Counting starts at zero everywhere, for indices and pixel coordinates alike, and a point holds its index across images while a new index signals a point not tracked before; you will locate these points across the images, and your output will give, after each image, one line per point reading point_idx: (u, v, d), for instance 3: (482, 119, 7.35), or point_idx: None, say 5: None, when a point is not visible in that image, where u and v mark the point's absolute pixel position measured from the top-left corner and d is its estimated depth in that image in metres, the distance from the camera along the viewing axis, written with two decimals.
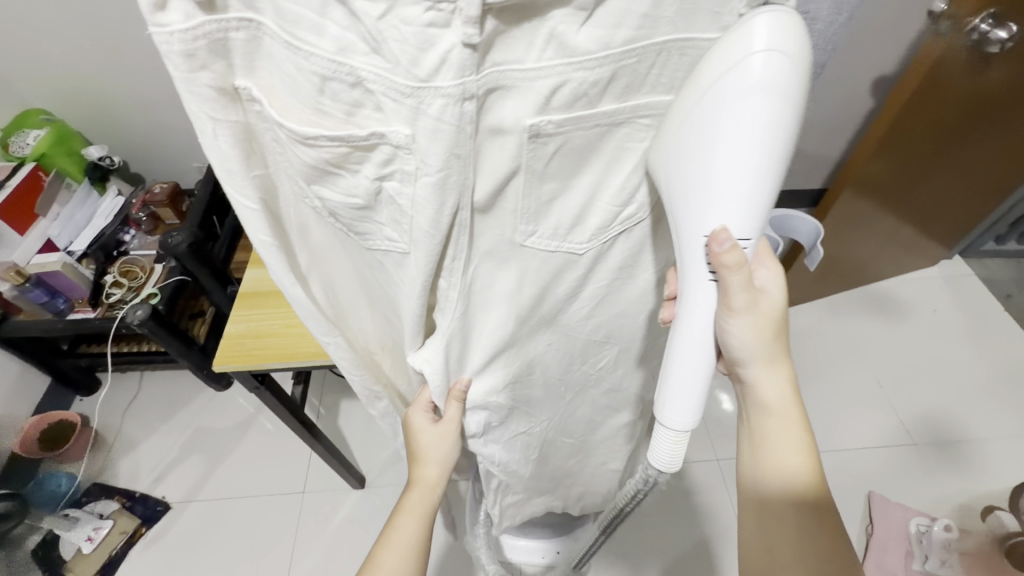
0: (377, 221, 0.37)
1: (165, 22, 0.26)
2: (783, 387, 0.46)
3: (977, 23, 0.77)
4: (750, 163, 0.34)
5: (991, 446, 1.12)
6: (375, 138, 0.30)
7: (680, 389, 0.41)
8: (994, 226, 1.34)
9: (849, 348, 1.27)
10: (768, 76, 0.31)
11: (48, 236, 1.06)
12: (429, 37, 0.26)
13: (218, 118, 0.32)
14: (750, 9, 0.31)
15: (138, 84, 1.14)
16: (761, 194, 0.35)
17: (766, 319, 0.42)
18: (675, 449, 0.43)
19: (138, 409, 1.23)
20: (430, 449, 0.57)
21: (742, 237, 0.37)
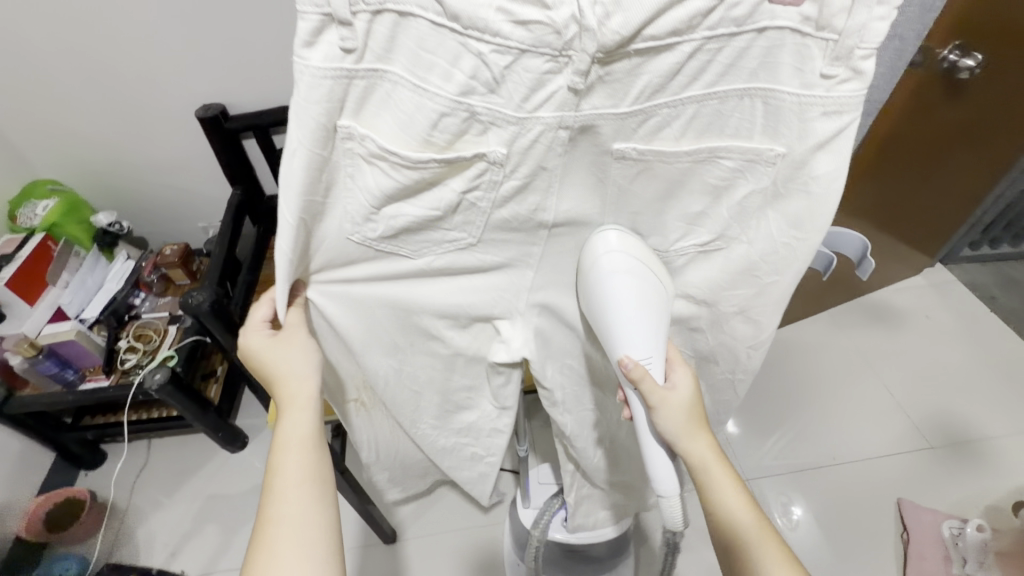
0: (441, 227, 0.39)
1: (307, 57, 0.29)
2: (710, 456, 0.46)
3: (946, 54, 0.86)
4: (632, 316, 0.41)
5: (1003, 444, 1.16)
6: (477, 156, 0.33)
7: (658, 470, 0.47)
8: (969, 235, 1.44)
9: (857, 358, 1.31)
10: (626, 262, 0.41)
11: (59, 304, 1.04)
12: (544, 82, 0.30)
13: (311, 148, 0.32)
14: (831, 68, 0.31)
15: (146, 150, 1.15)
16: (652, 335, 0.42)
17: (684, 412, 0.45)
18: (676, 508, 0.46)
19: (148, 479, 1.17)
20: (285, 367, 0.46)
21: (644, 359, 0.42)
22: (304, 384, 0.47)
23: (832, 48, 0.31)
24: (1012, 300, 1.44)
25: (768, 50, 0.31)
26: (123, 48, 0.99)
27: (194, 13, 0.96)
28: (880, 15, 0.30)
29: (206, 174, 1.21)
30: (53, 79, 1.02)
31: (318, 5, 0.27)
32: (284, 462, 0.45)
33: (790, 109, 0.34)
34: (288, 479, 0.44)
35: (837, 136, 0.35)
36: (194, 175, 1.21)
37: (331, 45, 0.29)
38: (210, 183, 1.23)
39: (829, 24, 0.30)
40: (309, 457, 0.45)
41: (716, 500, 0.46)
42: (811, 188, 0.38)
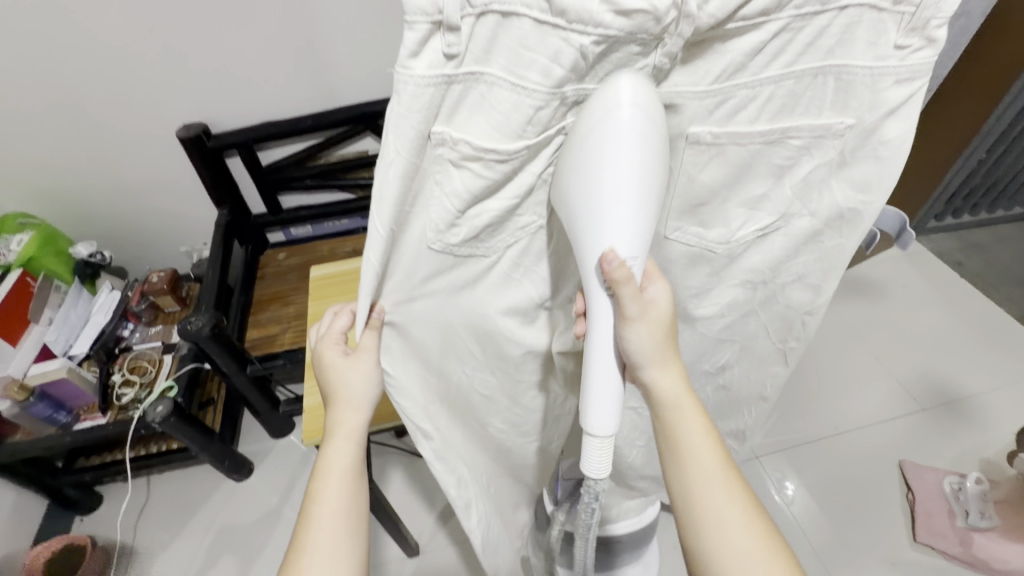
0: (515, 217, 0.38)
1: (411, 66, 0.27)
2: (676, 385, 0.43)
3: None
4: (620, 198, 0.32)
5: (989, 399, 1.22)
6: (556, 131, 0.33)
7: (599, 400, 0.40)
8: (934, 206, 1.53)
9: (844, 329, 1.37)
10: (637, 120, 0.30)
11: (44, 341, 0.98)
12: (632, 66, 0.29)
13: (403, 155, 0.30)
14: (906, 39, 0.30)
15: (126, 175, 1.11)
16: (643, 225, 0.33)
17: (659, 331, 0.40)
18: (602, 456, 0.40)
19: (152, 517, 1.12)
20: (348, 387, 0.46)
21: (630, 258, 0.34)
22: (358, 413, 0.47)
23: (907, 20, 0.30)
24: (977, 263, 1.54)
25: (847, 27, 0.30)
26: (99, 69, 0.96)
27: (173, 28, 0.93)
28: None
29: (191, 197, 1.17)
30: (23, 107, 0.98)
31: (428, 13, 0.25)
32: (323, 486, 0.45)
33: (861, 83, 0.32)
34: (324, 503, 0.45)
35: (907, 102, 0.34)
36: (179, 197, 1.17)
37: (435, 53, 0.27)
38: (195, 206, 1.19)
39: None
40: (348, 488, 0.46)
41: (677, 429, 0.43)
42: (878, 150, 0.37)
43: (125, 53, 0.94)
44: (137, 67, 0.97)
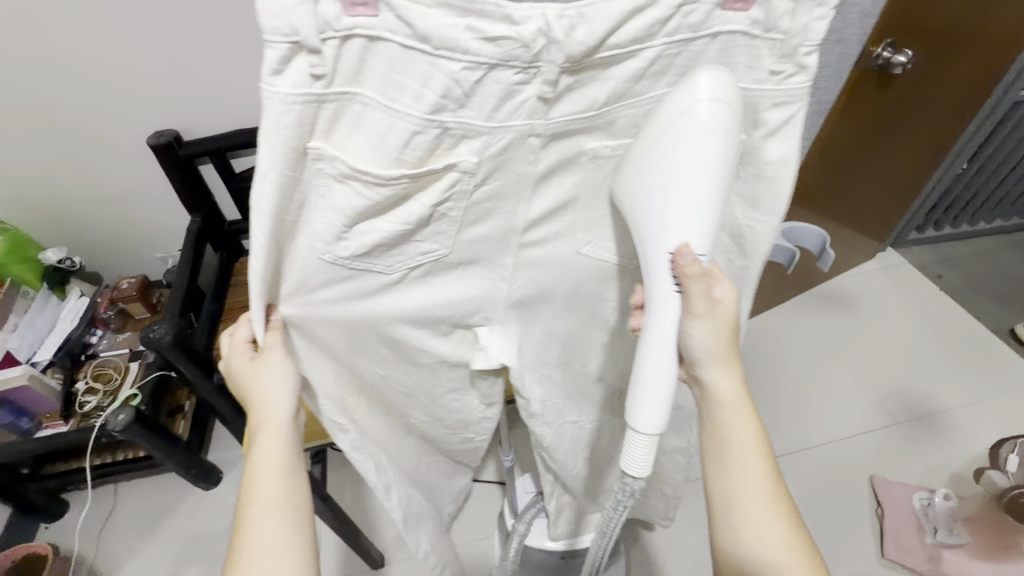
0: (414, 240, 0.39)
1: (275, 84, 0.29)
2: (735, 388, 0.47)
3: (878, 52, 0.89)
4: (697, 196, 0.35)
5: (962, 414, 1.22)
6: (448, 169, 0.34)
7: (652, 393, 0.41)
8: (915, 218, 1.53)
9: (818, 342, 1.37)
10: (714, 121, 0.33)
11: (9, 347, 0.98)
12: (514, 93, 0.31)
13: (279, 169, 0.32)
14: (779, 64, 0.35)
15: (98, 181, 1.10)
16: (711, 223, 0.37)
17: (725, 328, 0.43)
18: (646, 453, 0.42)
19: (117, 526, 1.11)
20: (265, 388, 0.46)
21: (703, 254, 0.38)
22: (284, 402, 0.47)
23: (778, 47, 0.34)
24: (957, 277, 1.54)
25: (724, 51, 0.33)
26: (66, 75, 0.95)
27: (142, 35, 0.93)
28: (820, 16, 0.32)
29: (164, 203, 1.17)
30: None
31: (286, 33, 0.27)
32: (257, 481, 0.44)
33: (742, 104, 0.37)
34: (261, 498, 0.44)
35: (786, 123, 0.38)
36: (151, 203, 1.16)
37: (300, 71, 0.29)
38: (168, 213, 1.19)
39: (776, 26, 0.33)
40: (285, 477, 0.45)
41: (729, 426, 0.47)
42: (766, 170, 0.41)
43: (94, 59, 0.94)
44: (105, 74, 0.96)
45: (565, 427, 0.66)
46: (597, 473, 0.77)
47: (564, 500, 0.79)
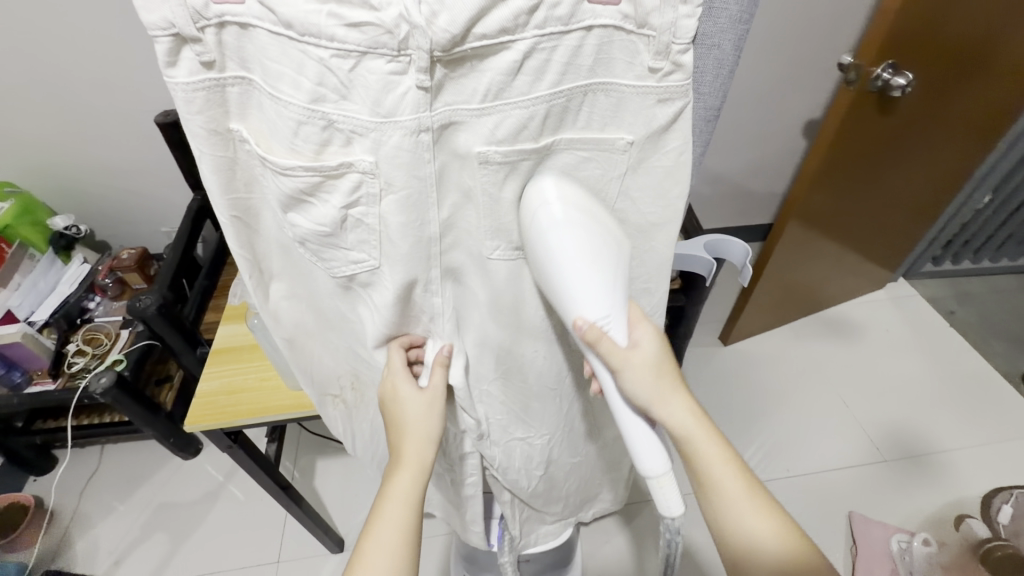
0: (342, 246, 0.41)
1: (174, 75, 0.32)
2: (689, 418, 0.46)
3: (879, 73, 0.84)
4: (575, 271, 0.39)
5: (954, 456, 1.17)
6: (346, 167, 0.35)
7: (642, 445, 0.46)
8: (930, 249, 1.47)
9: (812, 367, 1.32)
10: (564, 209, 0.38)
11: (8, 306, 1.03)
12: (392, 84, 0.32)
13: (207, 151, 0.36)
14: (656, 62, 0.35)
15: (107, 156, 1.14)
16: (600, 290, 0.40)
17: (649, 372, 0.45)
18: (667, 493, 0.45)
19: (97, 486, 1.16)
20: (416, 420, 0.50)
21: (601, 319, 0.41)
22: (427, 441, 0.50)
23: (652, 44, 0.34)
24: (971, 313, 1.47)
25: (600, 47, 0.34)
26: (74, 46, 0.97)
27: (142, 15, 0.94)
28: (686, 13, 0.33)
29: (170, 180, 1.21)
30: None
31: (162, 26, 0.30)
32: (385, 509, 0.46)
33: (632, 100, 0.37)
34: (385, 526, 0.45)
35: (677, 119, 0.38)
36: (157, 178, 1.20)
37: (191, 61, 0.32)
38: (175, 190, 1.22)
39: (647, 23, 0.33)
40: (407, 511, 0.46)
41: (702, 468, 0.46)
42: (662, 159, 0.41)
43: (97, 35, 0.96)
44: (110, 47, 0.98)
45: (510, 442, 0.66)
46: (548, 480, 0.76)
47: (516, 503, 0.77)
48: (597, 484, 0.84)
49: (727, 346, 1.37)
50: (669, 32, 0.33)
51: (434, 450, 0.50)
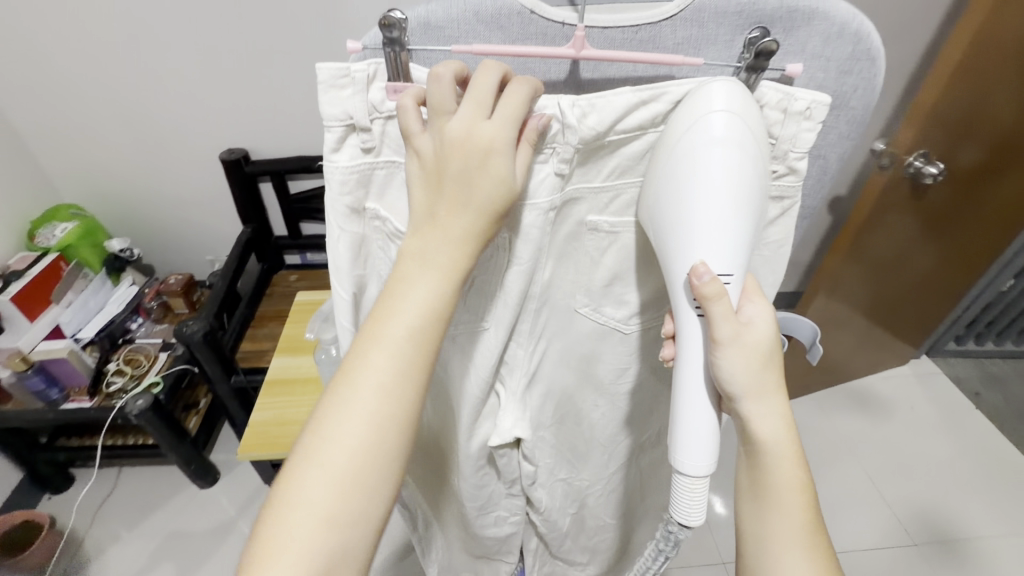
0: (458, 309, 0.48)
1: (336, 160, 0.38)
2: (778, 419, 0.42)
3: (911, 160, 0.89)
4: (716, 201, 0.36)
5: (989, 545, 1.13)
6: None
7: (691, 437, 0.41)
8: (954, 329, 1.48)
9: (839, 441, 1.31)
10: (732, 129, 0.35)
11: (58, 322, 1.06)
12: (536, 170, 0.39)
13: (344, 229, 0.41)
14: (772, 164, 0.41)
15: (165, 187, 1.15)
16: (737, 240, 0.37)
17: (756, 356, 0.40)
18: (693, 502, 0.41)
19: (113, 508, 1.15)
20: (465, 188, 0.35)
21: (724, 275, 0.37)
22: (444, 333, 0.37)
23: (769, 152, 0.40)
24: (997, 397, 1.46)
25: None
26: None
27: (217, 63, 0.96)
28: (808, 128, 0.39)
29: (222, 214, 1.20)
30: (71, 111, 1.01)
31: (342, 118, 0.36)
32: (351, 414, 0.34)
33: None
34: (346, 445, 0.34)
35: (782, 215, 0.44)
36: (210, 213, 1.20)
37: (354, 148, 0.38)
38: (227, 223, 1.22)
39: (768, 131, 0.39)
40: (384, 434, 0.35)
41: (770, 474, 0.42)
42: (763, 251, 0.47)
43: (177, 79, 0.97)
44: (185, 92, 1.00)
45: (554, 485, 0.70)
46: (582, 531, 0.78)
47: (540, 554, 0.87)
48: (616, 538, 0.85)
49: None
50: (788, 142, 0.40)
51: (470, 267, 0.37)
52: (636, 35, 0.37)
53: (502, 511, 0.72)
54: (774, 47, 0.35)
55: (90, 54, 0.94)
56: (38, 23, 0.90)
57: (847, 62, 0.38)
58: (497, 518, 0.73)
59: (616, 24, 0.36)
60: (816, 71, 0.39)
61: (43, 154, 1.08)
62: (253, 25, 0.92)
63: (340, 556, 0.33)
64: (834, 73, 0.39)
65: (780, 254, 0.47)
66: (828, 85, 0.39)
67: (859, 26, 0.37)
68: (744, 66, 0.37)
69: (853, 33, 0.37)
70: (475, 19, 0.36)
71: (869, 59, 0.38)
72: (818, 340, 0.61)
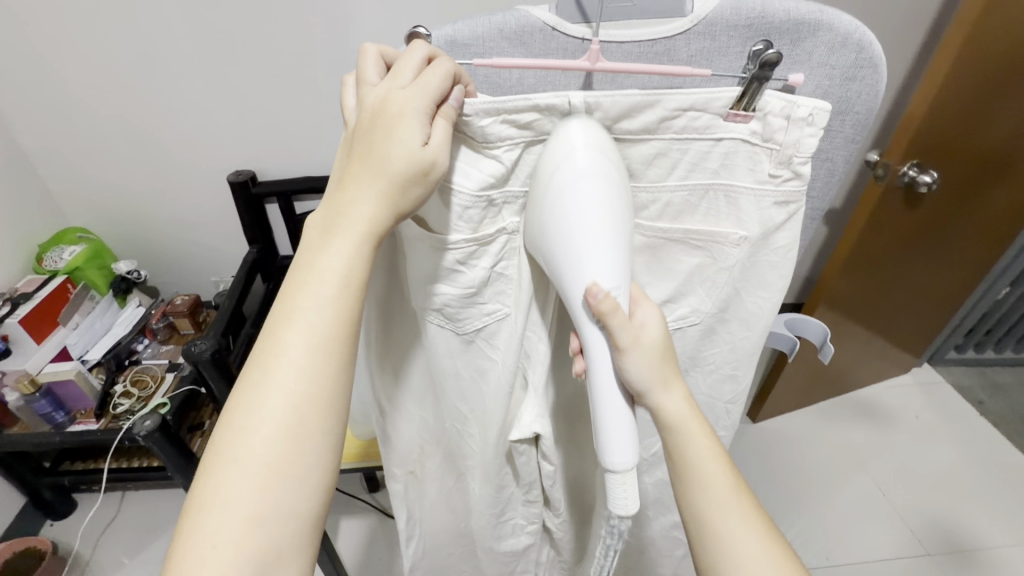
0: (479, 304, 0.50)
1: None
2: (683, 405, 0.47)
3: (906, 170, 0.91)
4: (598, 236, 0.39)
5: (1002, 553, 1.13)
6: (499, 231, 0.46)
7: (616, 435, 0.43)
8: (955, 337, 1.49)
9: (846, 452, 1.31)
10: (595, 163, 0.39)
11: (65, 343, 1.07)
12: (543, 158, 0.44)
13: None
14: (777, 169, 0.44)
15: (173, 210, 1.16)
16: (618, 259, 0.40)
17: (656, 353, 0.44)
18: (628, 491, 0.43)
19: (117, 532, 1.14)
20: (384, 151, 0.38)
21: (614, 289, 0.40)
22: (352, 307, 0.39)
23: (774, 155, 0.43)
24: (1000, 404, 1.46)
25: (726, 157, 0.44)
26: None
27: (228, 87, 0.98)
28: (810, 133, 0.42)
29: (229, 235, 1.22)
30: (83, 135, 1.03)
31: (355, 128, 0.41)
32: (259, 399, 0.37)
33: (746, 200, 0.46)
34: (262, 435, 0.37)
35: (789, 220, 0.48)
36: (217, 234, 1.22)
37: None
38: (233, 243, 1.24)
39: (772, 137, 0.42)
40: (295, 419, 0.37)
41: (694, 463, 0.46)
42: (770, 255, 0.50)
43: (189, 103, 1.00)
44: (195, 116, 1.02)
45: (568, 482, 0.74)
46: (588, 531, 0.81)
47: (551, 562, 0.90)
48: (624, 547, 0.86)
49: (757, 424, 1.36)
50: (791, 148, 0.43)
51: (393, 222, 0.39)
52: (651, 47, 0.40)
53: (518, 519, 0.75)
54: (777, 58, 0.37)
55: (105, 80, 0.96)
56: (56, 51, 0.92)
57: (851, 68, 0.41)
58: (512, 527, 0.76)
59: (632, 38, 0.39)
60: (822, 78, 0.42)
61: (50, 178, 1.09)
62: (265, 49, 0.94)
63: (276, 543, 0.36)
64: (839, 80, 0.42)
65: (786, 258, 0.50)
66: (834, 90, 0.42)
67: (861, 37, 0.40)
68: (749, 75, 0.39)
69: (856, 42, 0.40)
70: (500, 36, 0.39)
71: (872, 66, 0.41)
72: (830, 339, 0.63)
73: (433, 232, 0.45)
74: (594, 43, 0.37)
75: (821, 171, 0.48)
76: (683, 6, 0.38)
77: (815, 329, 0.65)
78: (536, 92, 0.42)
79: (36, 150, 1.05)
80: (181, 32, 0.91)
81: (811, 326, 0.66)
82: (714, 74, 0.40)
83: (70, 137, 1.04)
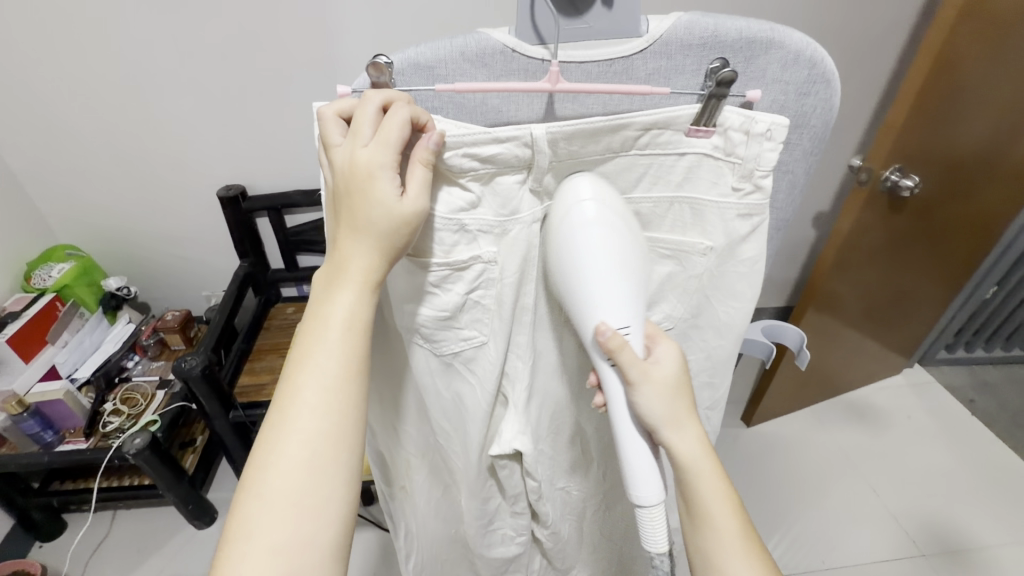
0: (456, 326, 0.51)
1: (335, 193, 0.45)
2: (697, 447, 0.46)
3: (888, 174, 0.92)
4: (609, 279, 0.42)
5: (995, 553, 1.13)
6: (474, 259, 0.46)
7: (639, 474, 0.46)
8: (943, 338, 1.51)
9: (840, 455, 1.31)
10: (601, 212, 0.42)
11: (53, 362, 1.06)
12: (517, 191, 0.44)
13: None
14: (740, 183, 0.45)
15: (161, 226, 1.16)
16: (629, 300, 0.43)
17: (669, 391, 0.44)
18: (657, 525, 0.46)
19: (107, 553, 1.13)
20: (368, 211, 0.38)
21: (622, 328, 0.43)
22: (359, 347, 0.40)
23: (738, 171, 0.44)
24: (990, 403, 1.47)
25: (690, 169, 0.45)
26: None
27: (214, 103, 0.98)
28: (770, 148, 0.43)
29: (218, 250, 1.22)
30: (70, 154, 1.03)
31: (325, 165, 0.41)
32: (286, 439, 0.38)
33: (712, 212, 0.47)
34: (286, 473, 0.37)
35: (753, 231, 0.48)
36: (206, 249, 1.22)
37: None
38: (222, 258, 1.24)
39: (734, 151, 0.43)
40: (317, 455, 0.38)
41: (702, 497, 0.46)
42: (740, 267, 0.51)
43: (175, 120, 1.00)
44: (182, 132, 1.02)
45: (555, 492, 0.75)
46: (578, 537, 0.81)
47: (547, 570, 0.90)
48: (615, 554, 0.86)
49: (750, 428, 1.37)
50: (752, 163, 0.44)
51: (387, 269, 0.40)
52: (610, 67, 0.40)
53: (507, 527, 0.77)
54: (733, 76, 0.38)
55: (91, 100, 0.96)
56: (42, 71, 0.93)
57: (805, 84, 0.42)
58: (503, 534, 0.78)
59: (591, 58, 0.40)
60: (778, 93, 0.43)
61: (38, 197, 1.09)
62: (248, 66, 0.95)
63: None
64: (793, 95, 0.43)
65: (756, 271, 0.51)
66: (790, 105, 0.43)
67: (812, 53, 0.41)
68: (708, 92, 0.40)
69: (808, 59, 0.41)
70: (462, 58, 0.39)
71: (825, 81, 0.43)
72: (806, 345, 0.63)
73: (412, 257, 0.46)
74: (553, 65, 0.38)
75: (784, 184, 0.49)
76: (638, 27, 0.39)
77: (793, 333, 0.66)
78: (501, 113, 0.42)
79: (23, 170, 1.05)
80: (165, 50, 0.92)
81: (790, 331, 0.67)
82: (673, 93, 0.40)
83: (57, 156, 1.04)
